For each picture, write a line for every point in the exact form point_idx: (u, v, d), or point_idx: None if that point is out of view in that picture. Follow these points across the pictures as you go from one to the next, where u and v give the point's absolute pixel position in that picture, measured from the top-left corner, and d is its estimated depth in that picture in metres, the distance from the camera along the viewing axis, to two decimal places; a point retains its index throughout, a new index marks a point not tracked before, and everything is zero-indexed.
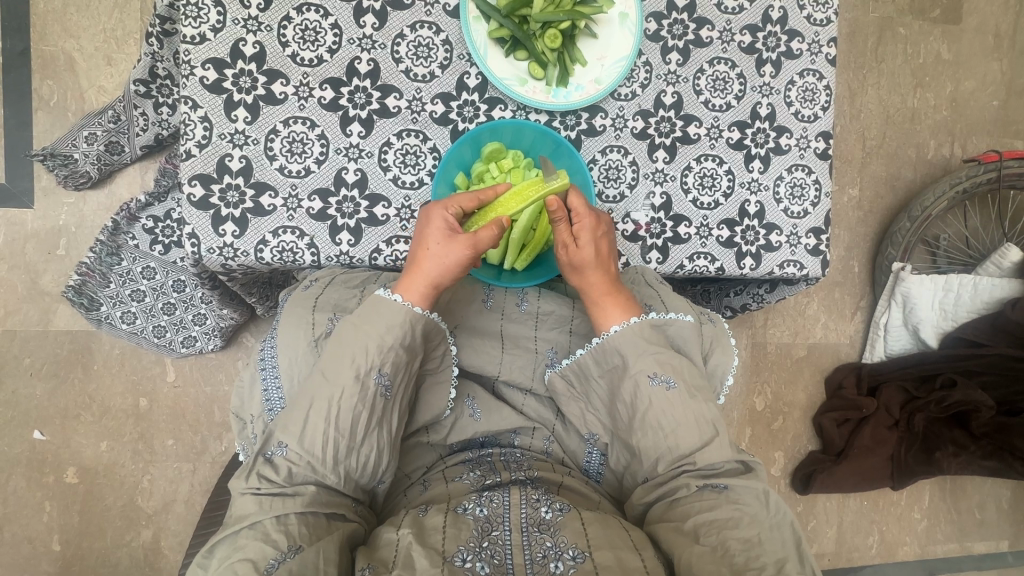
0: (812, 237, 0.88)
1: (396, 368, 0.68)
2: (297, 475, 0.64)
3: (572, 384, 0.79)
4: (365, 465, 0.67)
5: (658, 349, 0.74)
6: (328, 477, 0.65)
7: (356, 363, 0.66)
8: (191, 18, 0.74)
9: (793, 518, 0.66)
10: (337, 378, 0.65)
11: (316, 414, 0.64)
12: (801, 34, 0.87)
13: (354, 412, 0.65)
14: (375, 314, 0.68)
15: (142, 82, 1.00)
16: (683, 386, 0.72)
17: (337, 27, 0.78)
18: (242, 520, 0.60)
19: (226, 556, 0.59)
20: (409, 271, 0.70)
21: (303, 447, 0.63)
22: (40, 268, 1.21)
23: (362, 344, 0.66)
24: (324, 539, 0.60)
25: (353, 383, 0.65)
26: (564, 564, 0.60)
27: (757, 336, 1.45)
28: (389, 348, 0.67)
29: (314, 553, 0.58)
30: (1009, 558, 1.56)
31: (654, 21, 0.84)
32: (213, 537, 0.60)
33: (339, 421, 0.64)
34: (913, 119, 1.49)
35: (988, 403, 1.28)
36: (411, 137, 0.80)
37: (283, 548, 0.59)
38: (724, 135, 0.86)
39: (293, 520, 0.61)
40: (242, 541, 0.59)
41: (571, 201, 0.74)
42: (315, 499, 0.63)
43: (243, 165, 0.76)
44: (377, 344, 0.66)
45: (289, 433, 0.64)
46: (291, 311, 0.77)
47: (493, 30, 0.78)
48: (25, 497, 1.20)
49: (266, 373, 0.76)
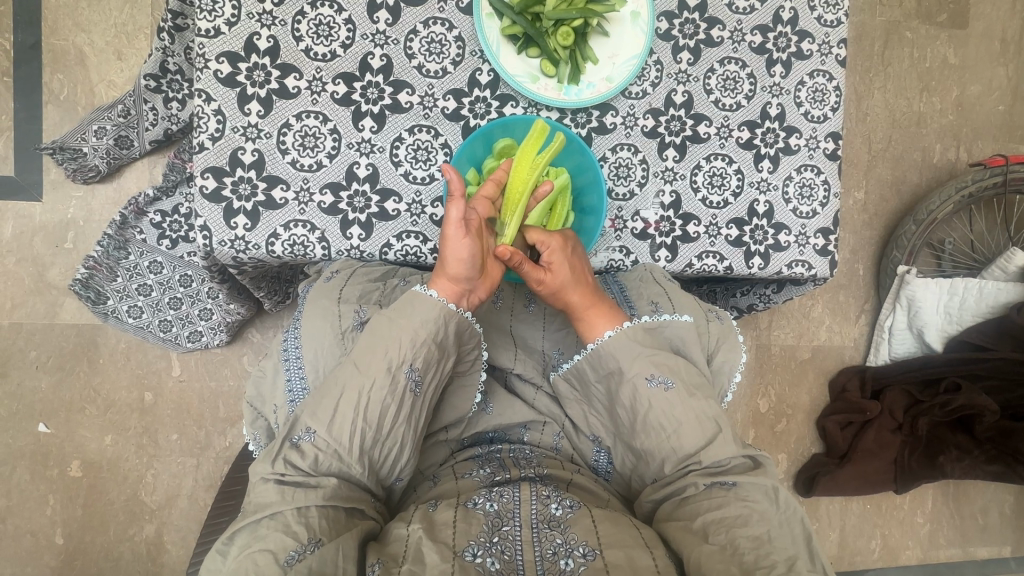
0: (820, 237, 0.88)
1: (427, 364, 0.68)
2: (322, 464, 0.63)
3: (573, 386, 0.80)
4: (388, 458, 0.67)
5: (653, 350, 0.74)
6: (353, 467, 0.64)
7: (389, 356, 0.66)
8: (206, 12, 0.75)
9: (803, 514, 0.67)
10: (370, 369, 0.66)
11: (346, 403, 0.64)
12: (812, 35, 0.88)
13: (383, 405, 0.65)
14: (410, 308, 0.68)
15: (153, 77, 1.01)
16: (680, 385, 0.73)
17: (350, 22, 0.78)
18: (263, 509, 0.60)
19: (246, 545, 0.58)
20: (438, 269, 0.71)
21: (330, 435, 0.63)
22: (47, 260, 1.21)
23: (396, 337, 0.67)
24: (344, 535, 0.61)
25: (384, 375, 0.66)
26: (574, 561, 0.60)
27: (762, 338, 1.45)
28: (422, 342, 0.67)
29: (333, 550, 0.59)
30: (1011, 563, 1.56)
31: (666, 20, 0.85)
32: (234, 524, 0.59)
33: (367, 412, 0.65)
34: (919, 123, 1.49)
35: (992, 408, 1.27)
36: (422, 133, 0.81)
37: (304, 540, 0.59)
38: (734, 134, 0.87)
39: (314, 512, 0.61)
40: (264, 530, 0.59)
41: (532, 235, 0.75)
42: (336, 493, 0.63)
43: (256, 158, 0.76)
44: (411, 338, 0.67)
45: (318, 420, 0.64)
46: (315, 302, 0.78)
47: (506, 27, 0.79)
48: (29, 489, 1.20)
49: (288, 365, 0.77)
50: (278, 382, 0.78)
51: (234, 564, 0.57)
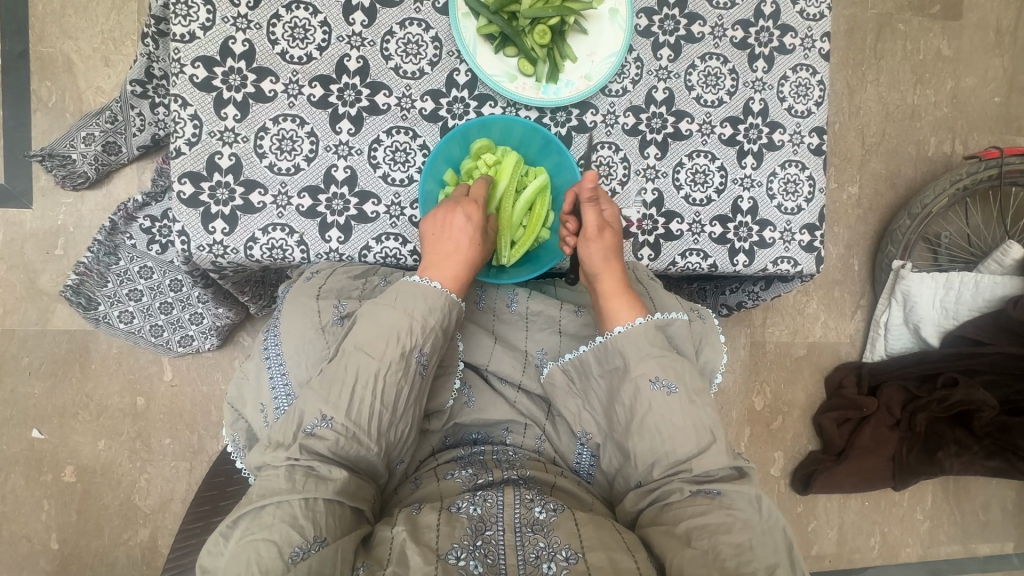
0: (806, 233, 0.87)
1: (434, 347, 0.71)
2: (341, 448, 0.65)
3: (571, 379, 0.79)
4: (400, 441, 0.69)
5: (660, 352, 0.73)
6: (371, 449, 0.66)
7: (401, 341, 0.68)
8: (180, 16, 0.75)
9: (785, 523, 0.66)
10: (382, 355, 0.68)
11: (361, 390, 0.66)
12: (794, 29, 0.87)
13: (396, 389, 0.68)
14: (419, 294, 0.71)
15: (139, 83, 1.01)
16: (684, 391, 0.72)
17: (326, 24, 0.78)
18: (273, 495, 0.60)
19: (249, 532, 0.58)
20: (447, 262, 0.73)
21: (348, 420, 0.65)
22: (38, 267, 1.21)
23: (407, 323, 0.69)
24: (346, 537, 0.60)
25: (398, 359, 0.68)
26: (556, 565, 0.59)
27: (756, 335, 1.44)
28: (432, 327, 0.71)
29: (333, 555, 0.58)
30: (1014, 560, 1.54)
31: (645, 16, 0.84)
32: (237, 510, 0.60)
33: (383, 396, 0.67)
34: (913, 116, 1.48)
35: (991, 403, 1.26)
36: (401, 134, 0.80)
37: (309, 538, 0.58)
38: (716, 131, 0.86)
39: (321, 506, 0.60)
40: (269, 519, 0.58)
41: (587, 215, 0.76)
42: (344, 489, 0.63)
43: (233, 162, 0.76)
44: (421, 323, 0.70)
45: (335, 407, 0.65)
46: (295, 301, 0.77)
47: (483, 27, 0.78)
48: (23, 495, 1.21)
49: (271, 365, 0.77)
50: (257, 386, 0.78)
51: (235, 550, 0.57)
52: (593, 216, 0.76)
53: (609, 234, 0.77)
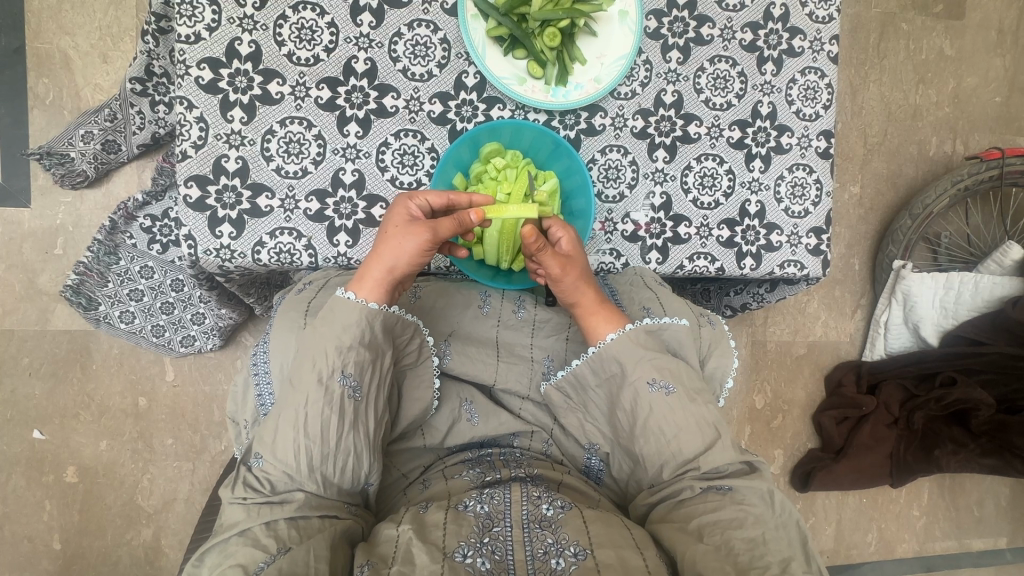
0: (813, 237, 0.87)
1: (361, 367, 0.66)
2: (277, 484, 0.63)
3: (567, 396, 0.78)
4: (345, 468, 0.65)
5: (655, 354, 0.73)
6: (306, 484, 0.63)
7: (316, 368, 0.64)
8: (186, 17, 0.73)
9: (799, 518, 0.66)
10: (301, 385, 0.64)
11: (285, 424, 0.63)
12: (803, 31, 0.86)
13: (322, 417, 0.64)
14: (330, 316, 0.66)
15: (139, 81, 0.97)
16: (681, 390, 0.72)
17: (333, 25, 0.77)
18: (232, 528, 0.60)
19: (218, 564, 0.58)
20: (366, 265, 0.69)
21: (275, 458, 0.63)
22: (37, 267, 1.20)
23: (322, 346, 0.65)
24: (314, 538, 0.60)
25: (316, 388, 0.64)
26: (565, 561, 0.59)
27: (757, 334, 1.45)
28: (348, 347, 0.65)
29: (304, 552, 0.58)
30: (1007, 555, 1.56)
31: (655, 18, 0.83)
32: (203, 546, 0.60)
33: (308, 428, 0.63)
34: (915, 116, 1.48)
35: (988, 401, 1.27)
36: (409, 138, 0.80)
37: (272, 551, 0.58)
38: (724, 134, 0.86)
39: (283, 525, 0.61)
40: (233, 547, 0.59)
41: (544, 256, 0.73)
42: (306, 503, 0.63)
43: (239, 165, 0.76)
44: (336, 345, 0.65)
45: (264, 445, 0.64)
46: (283, 315, 0.76)
47: (492, 29, 0.77)
48: (25, 496, 1.20)
49: (258, 379, 0.76)
50: (249, 394, 0.79)
51: None
52: (553, 260, 0.73)
53: (573, 269, 0.74)
